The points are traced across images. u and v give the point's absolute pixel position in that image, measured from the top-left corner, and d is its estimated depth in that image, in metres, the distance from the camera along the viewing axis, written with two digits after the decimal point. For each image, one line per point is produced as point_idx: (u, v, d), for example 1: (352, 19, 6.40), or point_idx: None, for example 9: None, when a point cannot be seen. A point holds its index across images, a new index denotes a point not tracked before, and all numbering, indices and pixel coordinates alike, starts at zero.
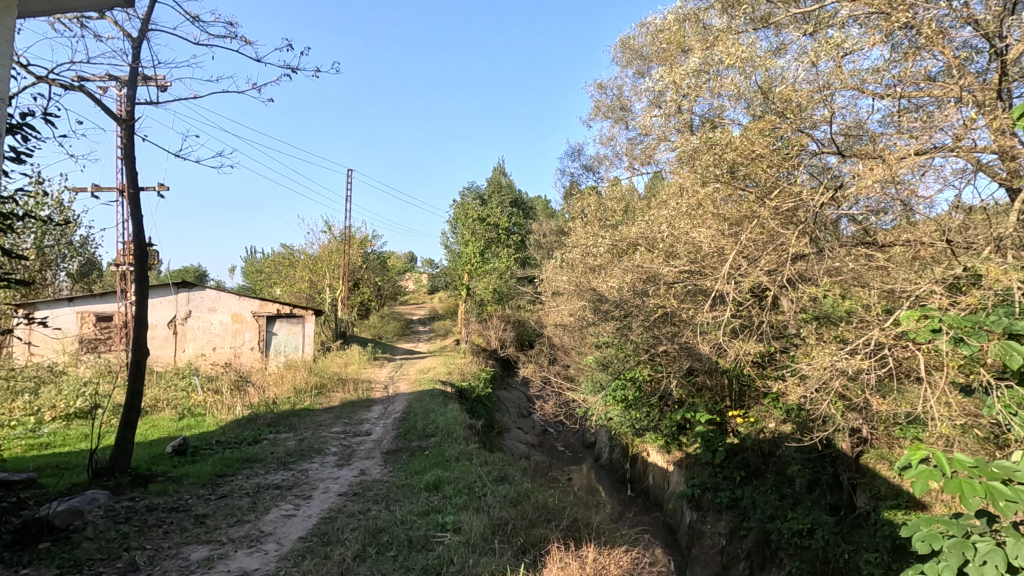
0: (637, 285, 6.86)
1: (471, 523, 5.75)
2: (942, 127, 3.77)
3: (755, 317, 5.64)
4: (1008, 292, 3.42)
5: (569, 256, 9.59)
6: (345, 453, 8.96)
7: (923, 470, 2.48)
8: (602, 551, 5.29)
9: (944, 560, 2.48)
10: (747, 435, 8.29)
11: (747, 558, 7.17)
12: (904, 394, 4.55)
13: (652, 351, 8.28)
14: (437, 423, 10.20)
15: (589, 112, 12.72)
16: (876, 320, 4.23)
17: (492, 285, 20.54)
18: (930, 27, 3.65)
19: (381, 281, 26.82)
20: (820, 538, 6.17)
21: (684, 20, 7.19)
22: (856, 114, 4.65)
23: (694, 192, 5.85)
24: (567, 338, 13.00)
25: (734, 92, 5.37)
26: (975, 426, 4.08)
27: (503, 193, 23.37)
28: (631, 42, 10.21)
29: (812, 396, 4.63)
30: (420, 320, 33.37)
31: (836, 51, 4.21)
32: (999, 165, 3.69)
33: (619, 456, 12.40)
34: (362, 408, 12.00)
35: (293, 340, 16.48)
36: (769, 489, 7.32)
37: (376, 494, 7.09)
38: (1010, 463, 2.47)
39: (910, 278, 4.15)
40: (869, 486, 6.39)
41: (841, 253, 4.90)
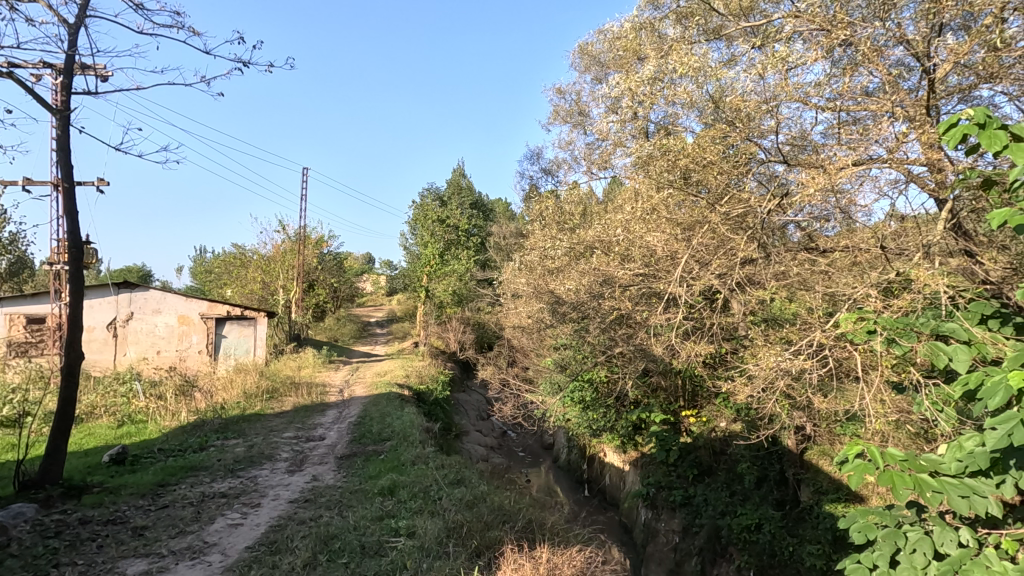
0: (593, 287, 6.93)
1: (426, 527, 5.68)
2: (877, 141, 4.02)
3: (706, 318, 5.81)
4: (935, 296, 3.67)
5: (527, 258, 9.67)
6: (297, 459, 8.71)
7: (860, 464, 2.61)
8: (557, 551, 5.32)
9: (878, 550, 2.63)
10: (700, 434, 8.62)
11: (699, 554, 7.37)
12: (843, 392, 4.77)
13: (608, 353, 8.40)
14: (394, 427, 10.04)
15: (549, 116, 12.82)
16: (818, 322, 4.43)
17: (452, 286, 20.43)
18: (867, 44, 3.87)
19: (337, 282, 26.26)
20: (768, 532, 6.38)
21: (639, 28, 7.30)
22: (801, 125, 4.86)
23: (649, 196, 5.98)
24: (527, 340, 13.07)
25: (687, 100, 5.50)
26: (907, 422, 4.34)
27: (463, 195, 23.52)
28: (589, 48, 10.37)
29: (759, 395, 4.80)
30: (377, 322, 32.79)
31: (781, 64, 4.38)
32: (928, 177, 3.93)
33: (577, 456, 12.54)
34: (316, 413, 11.70)
35: (244, 343, 15.84)
36: (720, 486, 7.55)
37: (328, 500, 6.92)
38: (934, 456, 2.66)
39: (850, 282, 4.38)
40: (812, 481, 6.80)
41: (787, 258, 5.11)
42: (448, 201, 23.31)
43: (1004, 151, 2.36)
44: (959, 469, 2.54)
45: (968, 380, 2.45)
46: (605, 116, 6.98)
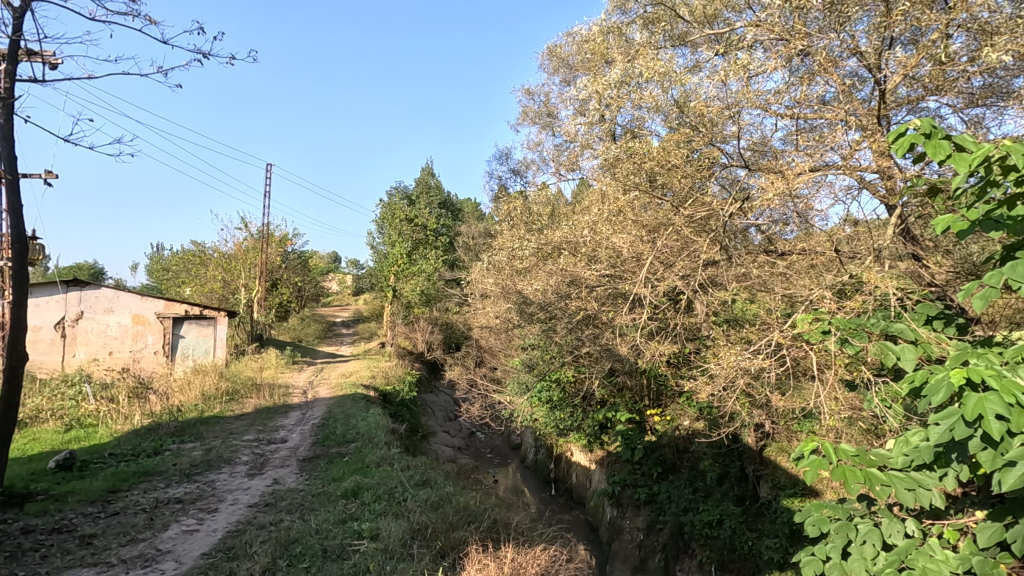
0: (560, 288, 6.98)
1: (390, 529, 5.62)
2: (832, 148, 4.18)
3: (670, 319, 5.93)
4: (885, 297, 3.83)
5: (495, 258, 9.67)
6: (258, 462, 8.49)
7: (814, 460, 2.70)
8: (521, 550, 5.35)
9: (831, 542, 2.74)
10: (664, 433, 8.78)
11: (663, 550, 7.51)
12: (800, 390, 4.92)
13: (576, 352, 8.48)
14: (359, 428, 9.89)
15: (517, 116, 12.82)
16: (776, 323, 4.58)
17: (419, 286, 20.27)
18: (823, 55, 4.02)
19: (302, 281, 25.70)
20: (728, 527, 6.54)
21: (607, 32, 7.39)
22: (761, 132, 5.00)
23: (615, 199, 6.06)
24: (495, 340, 13.06)
25: (653, 104, 5.58)
26: (860, 419, 4.51)
27: (431, 194, 23.38)
28: (558, 50, 10.44)
29: (720, 394, 4.92)
30: (343, 322, 32.27)
31: (743, 71, 4.51)
32: (880, 184, 4.10)
33: (545, 456, 12.60)
34: (279, 415, 11.44)
35: (203, 343, 15.61)
36: (684, 484, 7.72)
37: (290, 504, 6.76)
38: (883, 451, 2.78)
39: (806, 284, 4.54)
40: (771, 477, 6.92)
41: (747, 260, 5.27)
42: (416, 200, 23.13)
43: (949, 160, 2.48)
44: (906, 463, 2.65)
45: (914, 377, 2.54)
46: (573, 118, 7.04)
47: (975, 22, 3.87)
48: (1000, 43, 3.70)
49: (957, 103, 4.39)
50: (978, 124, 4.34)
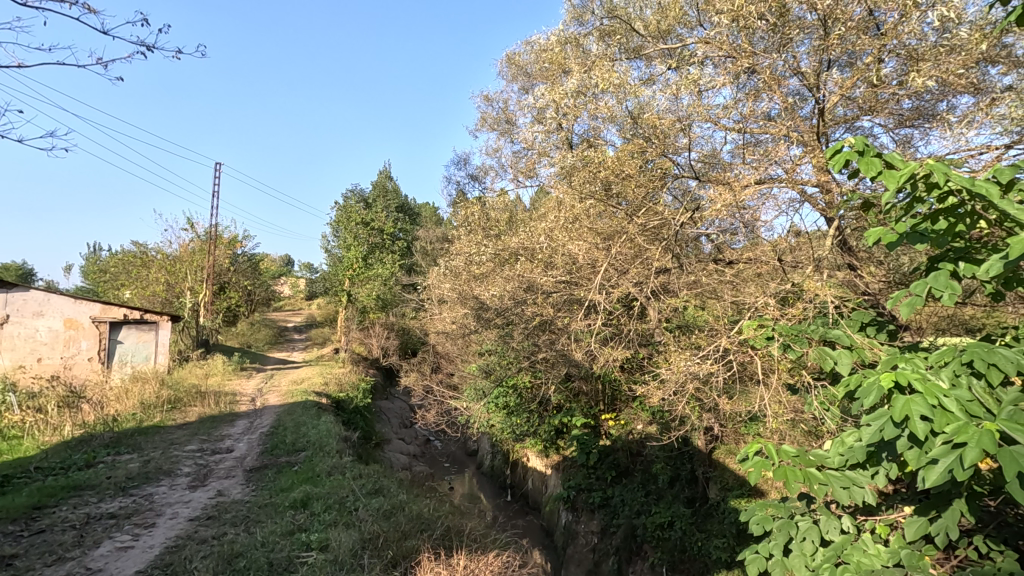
0: (517, 294, 7.01)
1: (340, 539, 5.47)
2: (776, 162, 4.38)
3: (624, 325, 6.06)
4: (824, 305, 4.04)
5: (452, 264, 9.62)
6: (200, 474, 8.12)
7: (758, 460, 2.80)
8: (475, 558, 5.31)
9: (774, 540, 2.84)
10: (618, 437, 8.93)
11: (616, 553, 7.60)
12: (745, 394, 5.11)
13: (532, 358, 8.55)
14: (310, 437, 9.60)
15: (476, 122, 12.83)
16: (724, 328, 4.75)
17: (375, 291, 19.95)
18: (768, 73, 4.22)
19: (252, 285, 24.80)
20: (679, 529, 6.70)
21: (565, 43, 7.54)
22: (711, 145, 5.20)
23: (572, 206, 6.15)
24: (451, 346, 12.98)
25: (609, 114, 5.70)
26: (800, 421, 4.73)
27: (388, 198, 23.12)
28: (516, 58, 10.54)
29: (670, 398, 5.06)
30: (295, 327, 31.33)
31: (694, 86, 4.69)
32: (820, 198, 4.33)
33: (501, 462, 12.58)
34: (224, 424, 10.98)
35: (142, 349, 14.97)
36: (636, 487, 7.91)
37: (234, 516, 6.49)
38: (821, 451, 2.92)
39: (752, 292, 4.73)
40: (720, 479, 7.03)
41: (697, 268, 5.46)
42: (373, 203, 22.76)
43: (879, 176, 2.62)
44: (841, 462, 2.79)
45: (849, 381, 2.68)
46: (531, 125, 7.11)
47: (904, 49, 4.15)
48: (926, 69, 4.00)
49: (889, 123, 4.69)
50: (907, 143, 4.65)
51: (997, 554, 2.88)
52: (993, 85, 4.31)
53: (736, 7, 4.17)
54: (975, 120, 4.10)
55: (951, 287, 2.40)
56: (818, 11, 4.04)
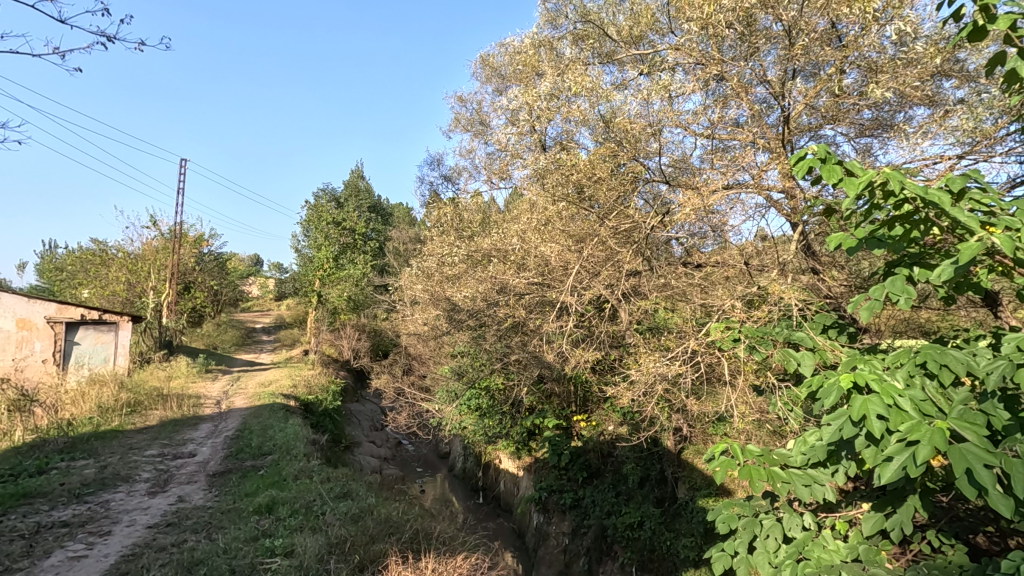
0: (490, 295, 7.00)
1: (306, 544, 5.37)
2: (743, 168, 4.49)
3: (595, 327, 6.12)
4: (788, 308, 4.15)
5: (424, 264, 9.56)
6: (160, 479, 7.86)
7: (724, 461, 2.85)
8: (444, 560, 5.28)
9: (739, 538, 2.90)
10: (589, 438, 8.97)
11: (586, 554, 7.65)
12: (713, 395, 5.21)
13: (505, 359, 8.55)
14: (276, 440, 9.40)
15: (450, 123, 12.79)
16: (692, 331, 4.83)
17: (347, 292, 19.70)
18: (736, 81, 4.32)
19: (218, 285, 24.16)
20: (648, 529, 6.79)
21: (538, 45, 7.58)
22: (681, 150, 5.28)
23: (544, 208, 6.19)
24: (423, 348, 12.89)
25: (581, 118, 5.74)
26: (765, 421, 4.84)
27: (361, 197, 22.87)
28: (490, 60, 10.56)
29: (639, 399, 5.12)
30: (263, 328, 30.65)
31: (664, 92, 4.77)
32: (785, 203, 4.44)
33: (472, 464, 12.52)
34: (187, 428, 10.67)
35: (101, 351, 14.33)
36: (607, 488, 8.02)
37: (195, 523, 6.30)
38: (784, 450, 2.99)
39: (720, 295, 4.83)
40: (687, 479, 7.11)
41: (667, 271, 5.54)
42: (344, 203, 22.43)
43: (840, 183, 2.69)
44: (803, 461, 2.86)
45: (811, 382, 2.76)
46: (504, 127, 7.12)
47: (864, 61, 4.30)
48: (885, 80, 4.16)
49: (850, 132, 4.85)
50: (867, 152, 4.81)
51: (948, 548, 3.00)
52: (947, 98, 4.50)
53: (705, 15, 4.25)
54: (930, 131, 4.28)
55: (906, 291, 2.49)
56: (783, 21, 4.16)
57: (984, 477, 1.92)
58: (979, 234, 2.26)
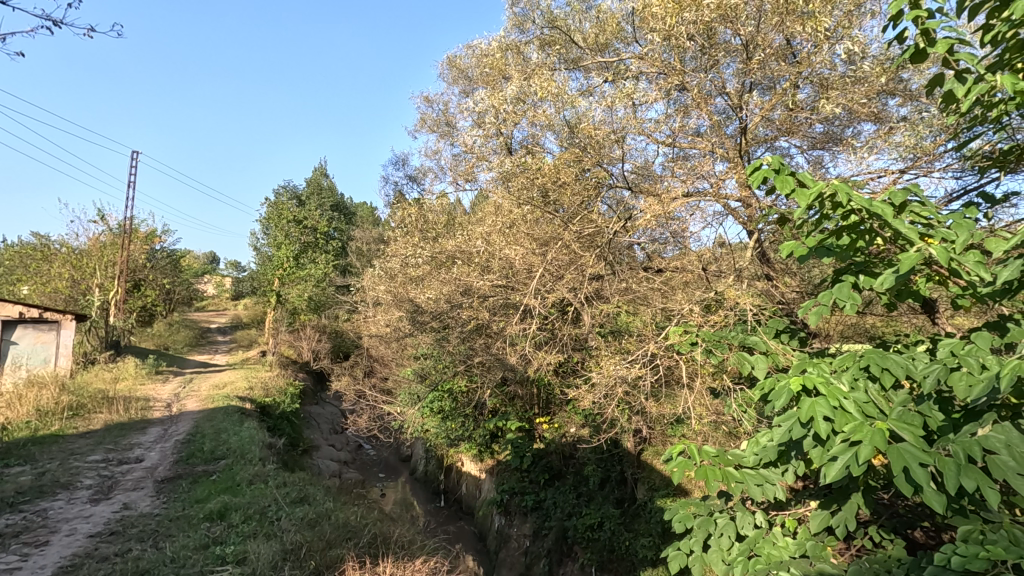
0: (453, 297, 6.97)
1: (259, 551, 5.19)
2: (702, 176, 4.61)
3: (558, 330, 6.19)
4: (743, 313, 4.29)
5: (387, 265, 9.46)
6: (104, 486, 7.50)
7: (681, 461, 2.91)
8: (403, 565, 5.21)
9: (694, 536, 2.97)
10: (551, 440, 9.00)
11: (547, 556, 7.71)
12: (671, 397, 5.33)
13: (468, 361, 8.52)
14: (230, 444, 9.10)
15: (415, 123, 12.69)
16: (652, 334, 4.93)
17: (307, 292, 19.28)
18: (697, 91, 4.45)
19: (170, 283, 23.24)
20: (608, 529, 6.89)
21: (505, 49, 7.64)
22: (644, 157, 5.38)
23: (509, 211, 6.21)
24: (385, 349, 12.73)
25: (547, 123, 5.77)
26: (721, 423, 4.98)
27: (323, 196, 22.44)
28: (457, 61, 10.55)
29: (600, 401, 5.20)
30: (219, 328, 29.66)
31: (628, 100, 4.87)
32: (742, 211, 4.59)
33: (434, 467, 12.42)
34: (134, 432, 10.21)
35: (40, 351, 13.54)
36: (569, 489, 8.10)
37: (141, 531, 6.03)
38: (738, 451, 3.08)
39: (679, 299, 4.94)
40: (647, 479, 7.21)
41: (629, 275, 5.63)
42: (306, 201, 21.94)
43: (793, 194, 2.79)
44: (756, 461, 2.96)
45: (764, 385, 2.85)
46: (470, 129, 7.10)
47: (817, 77, 4.49)
48: (835, 97, 4.36)
49: (803, 145, 5.05)
50: (819, 164, 5.02)
51: (888, 542, 3.15)
52: (891, 115, 4.75)
53: (668, 27, 4.37)
54: (875, 146, 4.50)
55: (852, 297, 2.61)
56: (742, 35, 4.29)
57: (919, 475, 2.03)
58: (918, 245, 2.39)
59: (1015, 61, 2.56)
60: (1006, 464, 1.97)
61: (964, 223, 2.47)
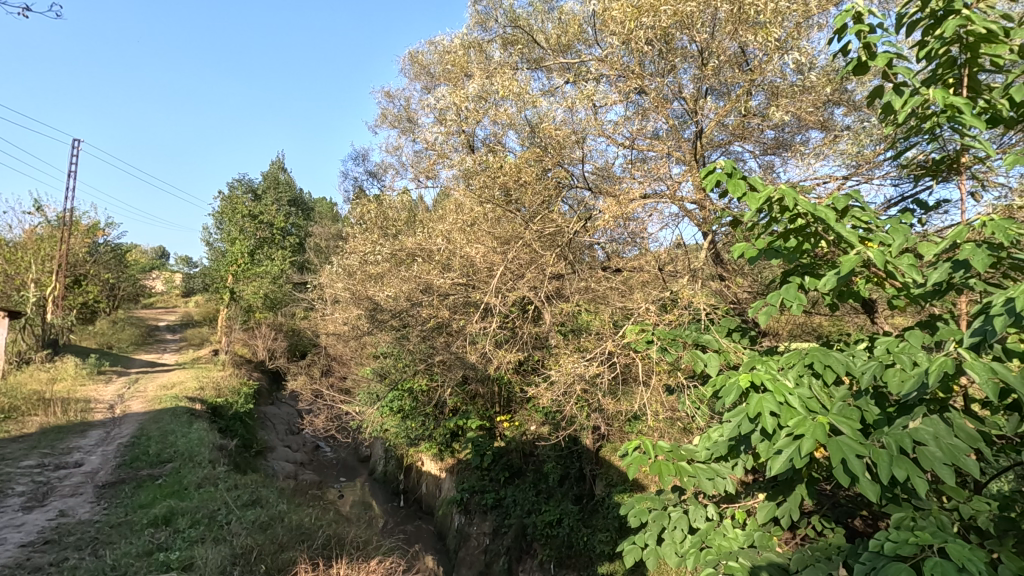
0: (413, 295, 6.92)
1: (207, 556, 5.02)
2: (659, 179, 4.73)
3: (518, 328, 6.23)
4: (697, 313, 4.42)
5: (346, 263, 9.31)
6: (38, 493, 7.10)
7: (636, 457, 2.96)
8: (359, 566, 5.14)
9: (649, 530, 3.04)
10: (513, 437, 8.97)
11: (507, 553, 7.76)
12: (628, 394, 5.44)
13: (428, 360, 8.47)
14: (178, 446, 8.75)
15: (376, 118, 12.49)
16: (609, 333, 5.02)
17: (263, 289, 18.72)
18: (656, 95, 4.55)
19: (115, 279, 22.14)
20: (567, 526, 6.99)
21: (468, 47, 7.63)
22: (604, 159, 5.48)
23: (470, 209, 6.21)
24: (344, 348, 12.51)
25: (508, 122, 5.81)
26: (675, 419, 5.12)
27: (280, 190, 21.83)
28: (419, 57, 10.44)
29: (559, 399, 5.25)
30: (168, 326, 28.45)
31: (588, 101, 4.95)
32: (697, 214, 4.73)
33: (394, 467, 12.28)
34: (73, 436, 9.69)
35: None
36: (528, 487, 8.17)
37: (79, 539, 5.73)
38: (691, 446, 3.16)
39: (636, 299, 5.05)
40: (605, 475, 7.33)
41: (589, 275, 5.73)
42: (262, 195, 21.26)
43: (744, 197, 2.89)
44: (707, 455, 3.05)
45: (715, 381, 2.94)
46: (431, 126, 7.04)
47: (768, 85, 4.69)
48: (785, 105, 4.56)
49: (756, 150, 5.24)
50: (770, 168, 5.22)
51: (828, 531, 3.31)
52: (836, 124, 4.98)
53: (627, 31, 4.46)
54: (822, 153, 4.72)
55: (798, 298, 2.72)
56: (698, 42, 4.41)
57: (855, 467, 2.14)
58: (858, 248, 2.51)
59: (946, 76, 2.71)
60: (933, 455, 2.10)
61: (900, 227, 2.61)
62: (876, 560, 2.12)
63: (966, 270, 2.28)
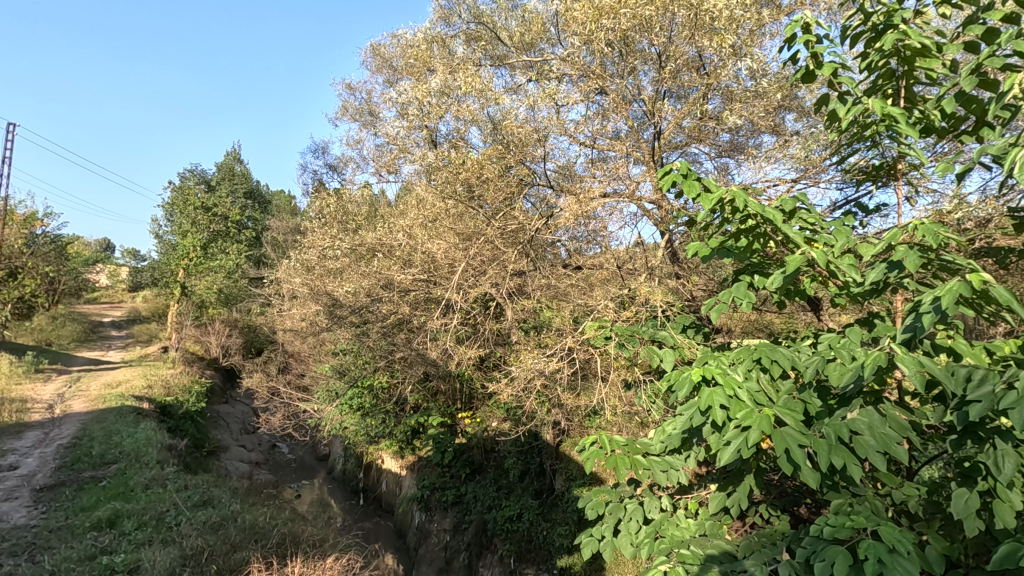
0: (373, 290, 6.83)
1: (154, 558, 4.85)
2: (618, 178, 4.82)
3: (480, 324, 6.26)
4: (653, 310, 4.53)
5: (304, 257, 9.09)
6: None
7: (593, 451, 3.01)
8: (317, 564, 5.06)
9: (605, 522, 3.10)
10: (473, 434, 8.95)
11: (467, 549, 7.77)
12: (587, 389, 5.53)
13: (389, 357, 8.38)
14: (123, 446, 8.38)
15: (336, 111, 12.23)
16: (569, 329, 5.09)
17: (216, 284, 18.08)
18: (616, 95, 4.63)
19: (55, 272, 20.93)
20: (527, 520, 7.06)
21: (431, 41, 7.57)
22: (566, 157, 5.55)
23: (432, 205, 6.16)
24: (302, 345, 12.24)
25: (471, 118, 5.81)
26: (633, 414, 5.25)
27: (235, 182, 21.12)
28: (382, 50, 10.29)
29: (519, 394, 5.30)
30: (112, 323, 27.10)
31: (550, 100, 5.00)
32: (655, 213, 4.85)
33: (354, 465, 12.09)
34: (9, 437, 9.15)
35: None
36: (489, 483, 8.21)
37: (13, 545, 5.43)
38: (647, 439, 3.24)
39: (596, 296, 5.14)
40: (565, 470, 7.40)
41: (551, 273, 5.80)
42: (216, 186, 20.49)
43: (698, 198, 2.98)
44: (662, 448, 3.14)
45: (669, 376, 3.03)
46: (393, 120, 6.95)
47: (724, 89, 4.85)
48: (738, 109, 4.73)
49: (712, 153, 5.41)
50: (725, 170, 5.39)
51: (775, 518, 3.47)
52: (787, 129, 5.20)
53: (588, 32, 4.55)
54: (773, 157, 4.91)
55: (748, 295, 2.82)
56: (657, 45, 4.52)
57: (798, 455, 2.25)
58: (804, 248, 2.62)
59: (885, 87, 2.87)
60: (868, 443, 2.25)
61: (842, 229, 2.74)
62: (815, 543, 2.24)
63: (900, 270, 2.42)
